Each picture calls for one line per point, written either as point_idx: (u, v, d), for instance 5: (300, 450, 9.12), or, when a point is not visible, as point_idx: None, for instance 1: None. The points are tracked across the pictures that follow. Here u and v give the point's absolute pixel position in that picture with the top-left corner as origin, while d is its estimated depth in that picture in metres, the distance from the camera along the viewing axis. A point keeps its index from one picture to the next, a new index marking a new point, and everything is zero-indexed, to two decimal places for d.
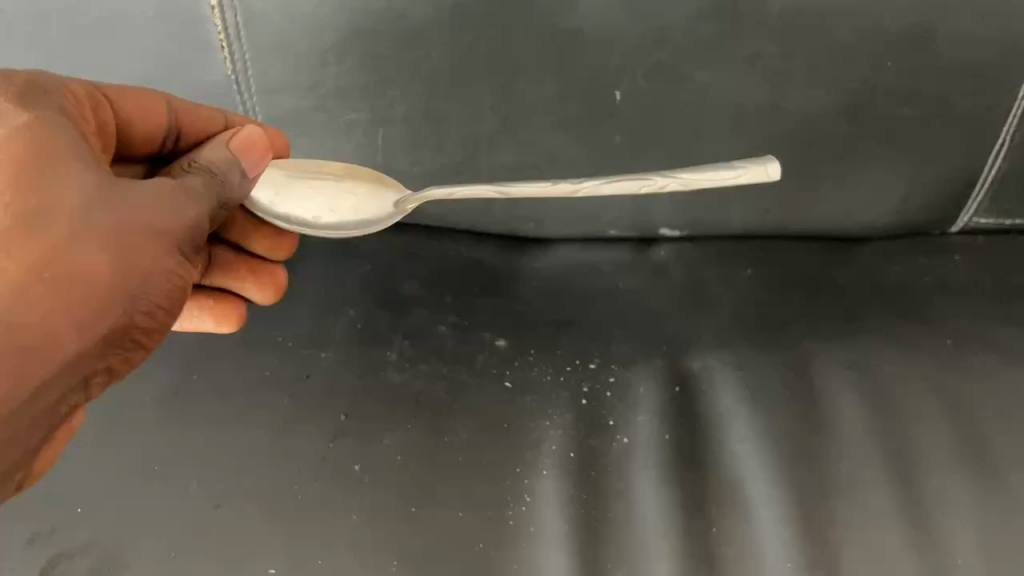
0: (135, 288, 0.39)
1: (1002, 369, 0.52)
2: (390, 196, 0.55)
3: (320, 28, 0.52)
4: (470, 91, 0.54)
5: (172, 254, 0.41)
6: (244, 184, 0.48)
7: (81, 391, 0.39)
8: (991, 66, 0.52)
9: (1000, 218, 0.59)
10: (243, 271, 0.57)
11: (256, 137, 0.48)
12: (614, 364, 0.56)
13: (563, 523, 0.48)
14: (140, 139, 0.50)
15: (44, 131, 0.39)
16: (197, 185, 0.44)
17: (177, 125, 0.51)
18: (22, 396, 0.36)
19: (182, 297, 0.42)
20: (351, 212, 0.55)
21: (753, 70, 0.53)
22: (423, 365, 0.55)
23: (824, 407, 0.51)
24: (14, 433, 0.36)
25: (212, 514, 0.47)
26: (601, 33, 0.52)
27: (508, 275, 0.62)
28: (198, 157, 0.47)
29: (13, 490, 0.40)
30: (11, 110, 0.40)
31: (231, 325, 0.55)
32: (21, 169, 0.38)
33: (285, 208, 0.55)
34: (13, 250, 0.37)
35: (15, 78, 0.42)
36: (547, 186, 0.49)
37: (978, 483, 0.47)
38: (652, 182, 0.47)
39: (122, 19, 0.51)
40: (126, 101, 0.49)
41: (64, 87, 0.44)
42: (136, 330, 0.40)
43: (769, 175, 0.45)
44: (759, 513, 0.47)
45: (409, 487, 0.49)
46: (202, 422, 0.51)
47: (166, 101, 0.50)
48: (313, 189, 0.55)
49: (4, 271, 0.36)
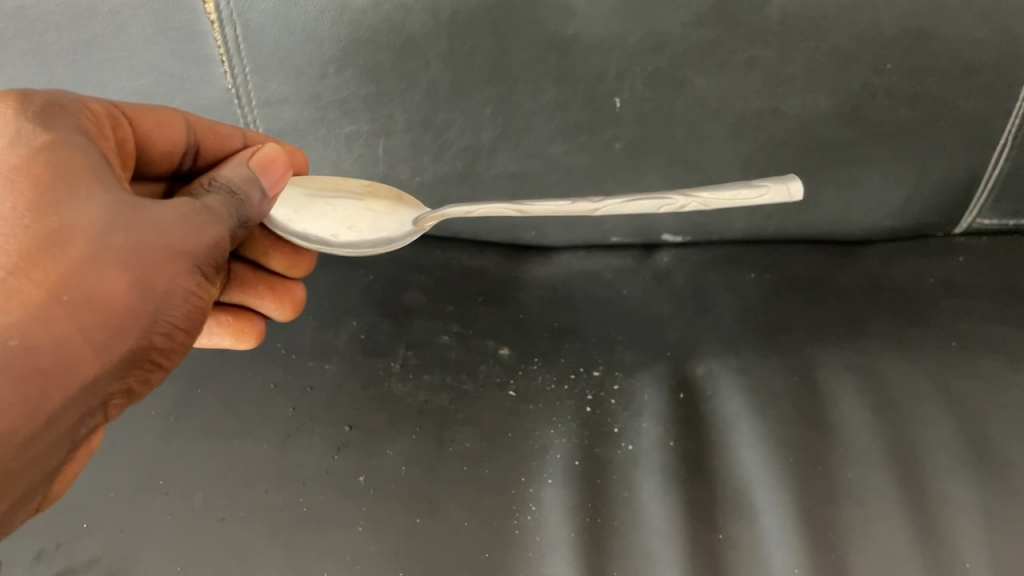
0: (154, 311, 0.39)
1: (1008, 369, 0.51)
2: (408, 213, 0.56)
3: (320, 41, 0.52)
4: (470, 100, 0.54)
5: (191, 275, 0.41)
6: (263, 203, 0.48)
7: (99, 411, 0.39)
8: (991, 67, 0.52)
9: (1002, 219, 0.60)
10: (261, 289, 0.56)
11: (274, 155, 0.48)
12: (618, 372, 0.56)
13: (569, 532, 0.47)
14: (160, 157, 0.51)
15: (65, 151, 0.39)
16: (218, 206, 0.44)
17: (196, 143, 0.51)
18: (42, 420, 0.35)
19: (199, 317, 0.42)
20: (369, 229, 0.56)
21: (753, 75, 0.53)
22: (427, 375, 0.55)
23: (830, 411, 0.51)
24: (32, 456, 0.36)
25: (216, 528, 0.47)
26: (601, 40, 0.52)
27: (510, 283, 0.62)
28: (217, 176, 0.47)
29: (32, 513, 0.40)
30: (29, 129, 0.39)
31: (249, 342, 0.55)
32: (41, 190, 0.37)
33: (303, 225, 0.55)
34: (32, 272, 0.36)
35: (33, 94, 0.41)
36: (565, 206, 0.51)
37: (984, 484, 0.47)
38: (673, 201, 0.50)
39: (121, 36, 0.51)
40: (146, 119, 0.48)
41: (81, 105, 0.43)
42: (154, 351, 0.40)
43: (790, 195, 0.48)
44: (766, 519, 0.47)
45: (415, 498, 0.48)
46: (205, 436, 0.51)
47: (185, 118, 0.51)
48: (330, 207, 0.56)
49: (23, 293, 0.36)
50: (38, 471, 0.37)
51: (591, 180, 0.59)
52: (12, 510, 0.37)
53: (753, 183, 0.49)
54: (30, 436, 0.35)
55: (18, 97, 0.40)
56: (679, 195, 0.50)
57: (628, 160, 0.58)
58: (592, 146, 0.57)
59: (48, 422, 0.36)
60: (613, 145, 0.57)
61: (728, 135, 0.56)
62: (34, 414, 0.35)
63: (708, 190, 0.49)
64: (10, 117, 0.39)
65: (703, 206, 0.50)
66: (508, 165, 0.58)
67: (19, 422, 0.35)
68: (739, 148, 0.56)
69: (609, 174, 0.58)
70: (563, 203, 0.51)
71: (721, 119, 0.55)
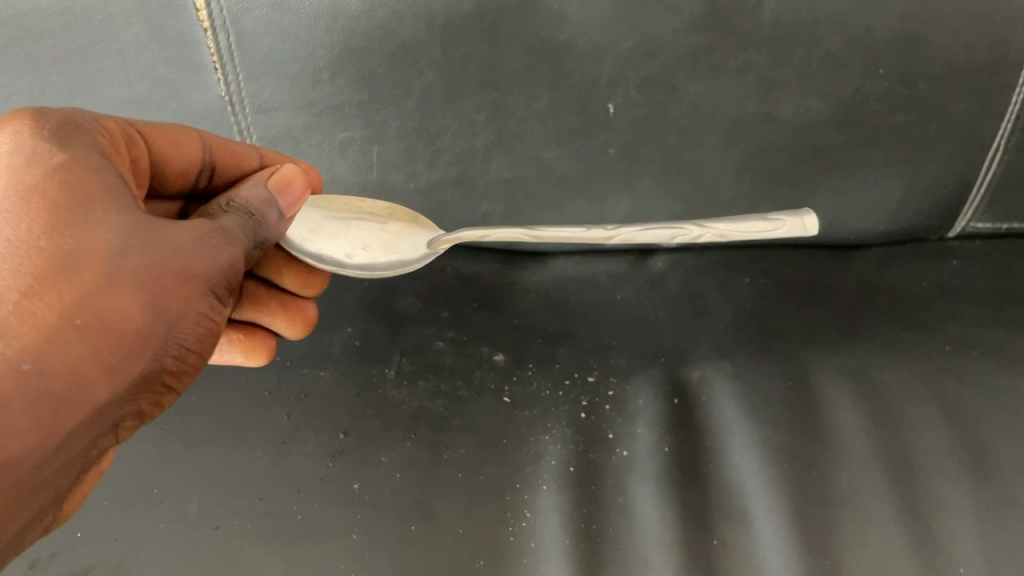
0: (166, 333, 0.39)
1: (1002, 373, 0.52)
2: (424, 235, 0.56)
3: (313, 48, 0.52)
4: (464, 106, 0.55)
5: (204, 297, 0.41)
6: (279, 223, 0.48)
7: (110, 433, 0.39)
8: (982, 70, 0.52)
9: (996, 223, 0.60)
10: (272, 306, 0.57)
11: (293, 176, 0.49)
12: (613, 377, 0.56)
13: (563, 537, 0.47)
14: (175, 175, 0.51)
15: (80, 171, 0.39)
16: (234, 226, 0.44)
17: (211, 161, 0.51)
18: (53, 443, 0.35)
19: (211, 339, 0.42)
20: (383, 250, 0.56)
21: (745, 80, 0.53)
22: (421, 382, 0.55)
23: (824, 417, 0.51)
24: (43, 479, 0.36)
25: (211, 537, 0.47)
26: (593, 46, 0.52)
27: (504, 288, 0.62)
28: (234, 197, 0.47)
29: (41, 533, 0.39)
30: (45, 148, 0.39)
31: (261, 358, 0.54)
32: (57, 212, 0.37)
33: (317, 245, 0.55)
34: (46, 293, 0.36)
35: (47, 112, 0.41)
36: (580, 232, 0.52)
37: (978, 489, 0.47)
38: (688, 232, 0.50)
39: (115, 44, 0.51)
40: (162, 138, 0.49)
41: (96, 124, 0.43)
42: (165, 373, 0.40)
43: (805, 229, 0.48)
44: (759, 526, 0.47)
45: (409, 506, 0.48)
46: (200, 443, 0.51)
47: (201, 137, 0.51)
48: (346, 227, 0.56)
49: (36, 314, 0.36)
50: (50, 493, 0.37)
51: (585, 186, 0.59)
52: (21, 532, 0.37)
53: (769, 216, 0.49)
54: (41, 460, 0.35)
55: (34, 116, 0.40)
56: (695, 225, 0.50)
57: (622, 165, 0.58)
58: (586, 151, 0.57)
59: (59, 445, 0.36)
60: (607, 151, 0.57)
61: (721, 140, 0.56)
62: (44, 438, 0.35)
63: (724, 220, 0.50)
64: (26, 136, 0.39)
65: (719, 237, 0.50)
66: (502, 172, 0.58)
67: (31, 446, 0.34)
68: (732, 153, 0.57)
69: (603, 180, 0.59)
70: (577, 230, 0.52)
71: (715, 124, 0.55)
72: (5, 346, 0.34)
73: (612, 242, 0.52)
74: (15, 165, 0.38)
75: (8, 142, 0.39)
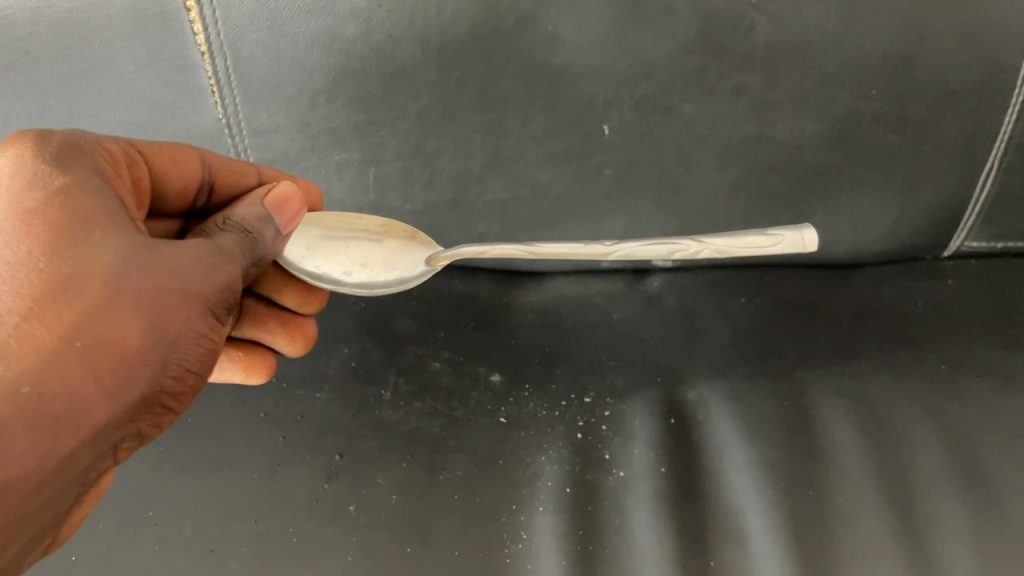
0: (166, 354, 0.39)
1: (997, 392, 0.52)
2: (422, 252, 0.56)
3: (309, 71, 0.52)
4: (459, 128, 0.55)
5: (204, 318, 0.41)
6: (276, 241, 0.48)
7: (109, 455, 0.39)
8: (973, 91, 0.53)
9: (991, 242, 0.60)
10: (273, 323, 0.56)
11: (290, 193, 0.48)
12: (609, 398, 0.56)
13: (558, 559, 0.47)
14: (175, 194, 0.51)
15: (81, 193, 0.39)
16: (231, 245, 0.44)
17: (211, 179, 0.52)
18: (52, 465, 0.35)
19: (211, 360, 0.42)
20: (381, 267, 0.56)
21: (739, 101, 0.54)
22: (417, 403, 0.55)
23: (821, 437, 0.51)
24: (42, 501, 0.36)
25: (204, 560, 0.47)
26: (589, 68, 0.52)
27: (500, 308, 0.62)
28: (232, 215, 0.47)
29: (41, 555, 0.39)
30: (46, 170, 0.39)
31: (260, 376, 0.54)
32: (57, 233, 0.37)
33: (316, 263, 0.54)
34: (46, 316, 0.36)
35: (50, 134, 0.41)
36: (580, 248, 0.52)
37: (975, 509, 0.46)
38: (686, 247, 0.50)
39: (112, 68, 0.51)
40: (161, 157, 0.49)
41: (99, 145, 0.43)
42: (164, 395, 0.40)
43: (804, 245, 0.48)
44: (756, 546, 0.47)
45: (406, 528, 0.48)
46: (196, 465, 0.51)
47: (200, 155, 0.51)
48: (343, 245, 0.55)
49: (35, 337, 0.36)
50: (48, 515, 0.37)
51: (581, 207, 0.59)
52: (20, 554, 0.37)
53: (767, 231, 0.49)
54: (39, 482, 0.35)
55: (35, 138, 0.40)
56: (693, 241, 0.50)
57: (617, 186, 0.58)
58: (581, 171, 0.57)
59: (58, 467, 0.36)
60: (602, 172, 0.57)
61: (716, 161, 0.56)
62: (44, 461, 0.35)
63: (723, 236, 0.50)
64: (29, 160, 0.39)
65: (717, 253, 0.50)
66: (498, 193, 0.58)
67: (30, 469, 0.35)
68: (728, 172, 0.57)
69: (600, 201, 0.59)
70: (575, 246, 0.52)
71: (710, 145, 0.56)
72: (5, 368, 0.35)
73: (610, 258, 0.52)
74: (16, 188, 0.38)
75: (9, 164, 0.39)
